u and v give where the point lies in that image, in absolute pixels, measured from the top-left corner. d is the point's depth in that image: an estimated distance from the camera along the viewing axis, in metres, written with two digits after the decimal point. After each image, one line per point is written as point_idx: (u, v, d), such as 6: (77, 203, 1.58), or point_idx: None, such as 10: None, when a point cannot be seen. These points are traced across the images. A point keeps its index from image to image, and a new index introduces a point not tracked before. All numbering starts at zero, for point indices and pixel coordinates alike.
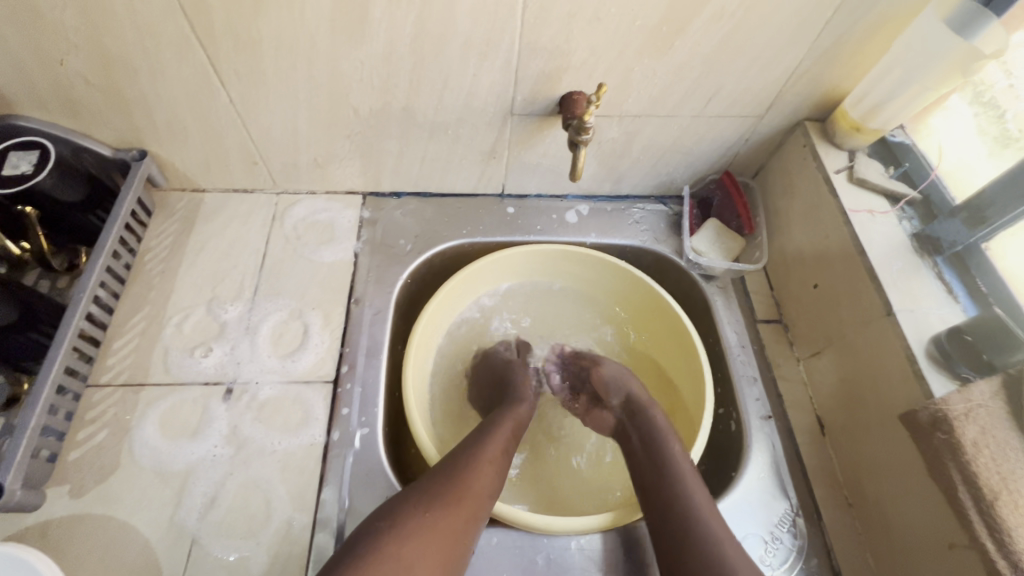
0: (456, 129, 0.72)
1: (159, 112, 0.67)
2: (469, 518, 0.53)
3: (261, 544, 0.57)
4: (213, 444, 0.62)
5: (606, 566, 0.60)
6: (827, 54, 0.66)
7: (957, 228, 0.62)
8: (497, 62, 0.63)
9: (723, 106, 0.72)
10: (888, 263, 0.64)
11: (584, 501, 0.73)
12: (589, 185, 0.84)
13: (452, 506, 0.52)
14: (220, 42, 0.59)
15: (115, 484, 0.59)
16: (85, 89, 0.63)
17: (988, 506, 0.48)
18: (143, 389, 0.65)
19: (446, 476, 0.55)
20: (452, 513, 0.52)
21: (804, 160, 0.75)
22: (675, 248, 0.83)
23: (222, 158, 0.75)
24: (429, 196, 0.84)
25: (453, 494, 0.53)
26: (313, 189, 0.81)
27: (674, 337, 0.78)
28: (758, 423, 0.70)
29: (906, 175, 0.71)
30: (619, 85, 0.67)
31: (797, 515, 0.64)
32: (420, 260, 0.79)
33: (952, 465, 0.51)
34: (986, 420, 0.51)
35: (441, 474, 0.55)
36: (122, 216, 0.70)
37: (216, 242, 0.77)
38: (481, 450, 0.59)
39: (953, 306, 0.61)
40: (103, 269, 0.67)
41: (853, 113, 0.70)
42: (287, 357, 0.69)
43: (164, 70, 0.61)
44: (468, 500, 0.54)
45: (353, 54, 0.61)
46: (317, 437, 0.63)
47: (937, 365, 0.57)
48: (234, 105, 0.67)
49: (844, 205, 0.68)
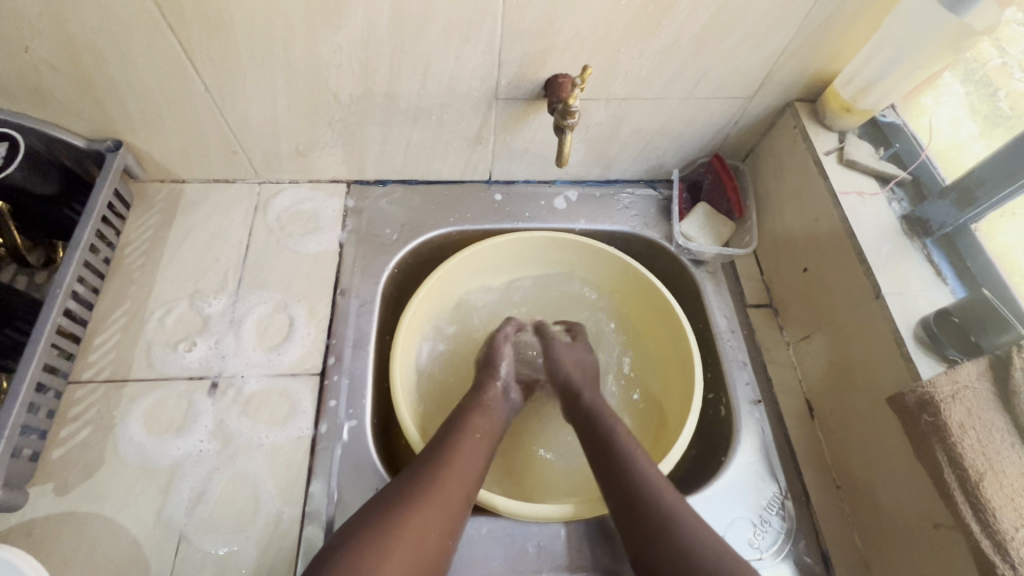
0: (440, 115, 0.70)
1: (132, 101, 0.65)
2: (443, 518, 0.50)
3: (250, 538, 0.57)
4: (199, 439, 0.61)
5: (590, 552, 0.60)
6: (817, 33, 0.64)
7: (946, 209, 0.62)
8: (478, 45, 0.61)
9: (712, 88, 0.70)
10: (877, 246, 0.63)
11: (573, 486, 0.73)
12: (578, 170, 0.83)
13: (421, 508, 0.50)
14: (191, 27, 0.57)
15: (99, 482, 0.59)
16: (54, 78, 0.61)
17: (972, 487, 0.48)
18: (127, 385, 0.64)
19: (421, 473, 0.53)
20: (427, 509, 0.50)
21: (794, 142, 0.74)
22: (664, 233, 0.82)
23: (200, 147, 0.73)
24: (416, 183, 0.82)
25: (429, 487, 0.52)
26: (295, 178, 0.80)
27: (663, 323, 0.78)
28: (747, 407, 0.70)
29: (896, 155, 0.71)
30: (606, 68, 0.65)
31: (786, 498, 0.64)
32: (408, 249, 0.78)
33: (938, 447, 0.51)
34: (971, 402, 0.51)
35: (412, 471, 0.54)
36: (99, 208, 0.68)
37: (197, 233, 0.75)
38: (455, 444, 0.57)
39: (941, 289, 0.61)
40: (81, 263, 0.65)
41: (843, 94, 0.69)
42: (273, 350, 0.68)
43: (135, 57, 0.59)
44: (446, 493, 0.52)
45: (330, 38, 0.59)
46: (304, 430, 0.63)
47: (925, 347, 0.57)
48: (210, 91, 0.65)
49: (834, 187, 0.68)
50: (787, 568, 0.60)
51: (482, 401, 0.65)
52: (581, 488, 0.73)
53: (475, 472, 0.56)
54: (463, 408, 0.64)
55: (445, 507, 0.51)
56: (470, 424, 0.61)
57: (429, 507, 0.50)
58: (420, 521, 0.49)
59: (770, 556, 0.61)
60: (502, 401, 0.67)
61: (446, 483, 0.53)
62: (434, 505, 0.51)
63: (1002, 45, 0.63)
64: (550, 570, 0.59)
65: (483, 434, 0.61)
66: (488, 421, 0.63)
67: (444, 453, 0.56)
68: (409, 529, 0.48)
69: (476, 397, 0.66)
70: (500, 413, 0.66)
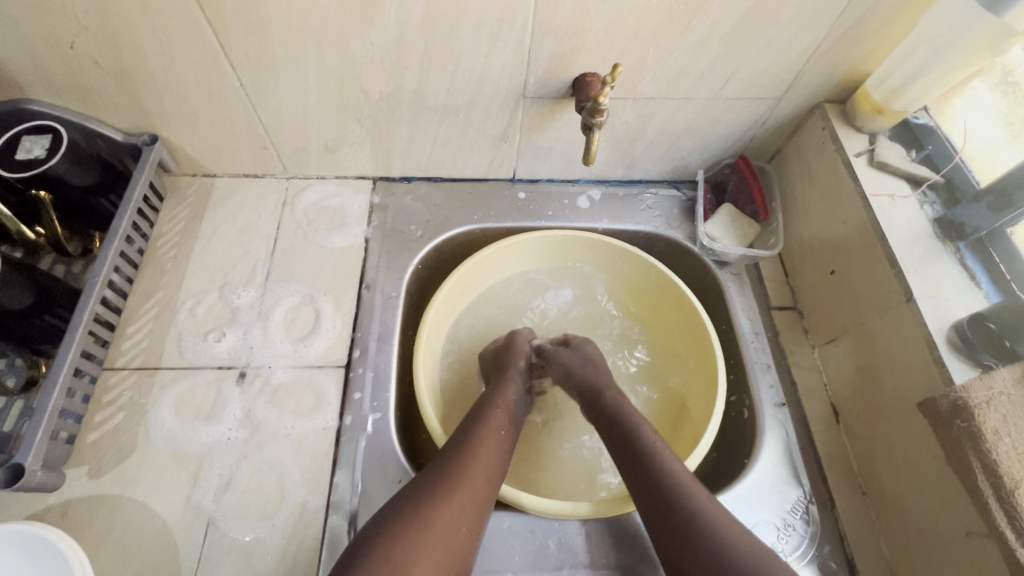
0: (468, 112, 0.71)
1: (169, 96, 0.66)
2: (467, 509, 0.51)
3: (276, 526, 0.58)
4: (228, 427, 0.63)
5: (615, 551, 0.60)
6: (849, 33, 0.64)
7: (980, 213, 0.61)
8: (509, 44, 0.62)
9: (741, 88, 0.70)
10: (908, 248, 0.62)
11: (580, 483, 0.73)
12: (602, 169, 0.83)
13: (445, 501, 0.50)
14: (230, 25, 0.58)
15: (131, 467, 0.60)
16: (96, 73, 0.63)
17: (1007, 495, 0.48)
18: (158, 372, 0.66)
19: (443, 471, 0.53)
20: (451, 505, 0.50)
21: (822, 143, 0.73)
22: (688, 234, 0.82)
23: (233, 142, 0.74)
24: (440, 180, 0.83)
25: (452, 484, 0.51)
26: (323, 174, 0.81)
27: (685, 324, 0.77)
28: (771, 410, 0.69)
29: (928, 159, 0.70)
30: (634, 67, 0.66)
31: (810, 502, 0.63)
32: (431, 245, 0.79)
33: (971, 452, 0.50)
34: (1007, 408, 0.50)
35: (437, 466, 0.54)
36: (135, 200, 0.70)
37: (227, 226, 0.77)
38: (477, 438, 0.57)
39: (975, 293, 0.60)
40: (117, 254, 0.67)
41: (874, 96, 0.68)
42: (299, 342, 0.69)
43: (175, 54, 0.61)
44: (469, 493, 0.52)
45: (363, 37, 0.60)
46: (329, 421, 0.64)
47: (958, 352, 0.56)
48: (244, 88, 0.66)
49: (864, 189, 0.67)
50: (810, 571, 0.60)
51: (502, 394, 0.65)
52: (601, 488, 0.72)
53: (497, 470, 0.56)
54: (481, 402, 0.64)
55: (471, 504, 0.51)
56: (490, 415, 0.61)
57: (456, 506, 0.50)
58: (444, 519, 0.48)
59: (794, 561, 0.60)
60: (519, 390, 0.67)
61: (471, 480, 0.53)
62: (458, 500, 0.50)
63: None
64: (571, 568, 0.59)
65: (505, 429, 0.60)
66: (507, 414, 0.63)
67: (461, 452, 0.55)
68: (434, 525, 0.48)
69: (496, 390, 0.65)
70: (516, 408, 0.65)
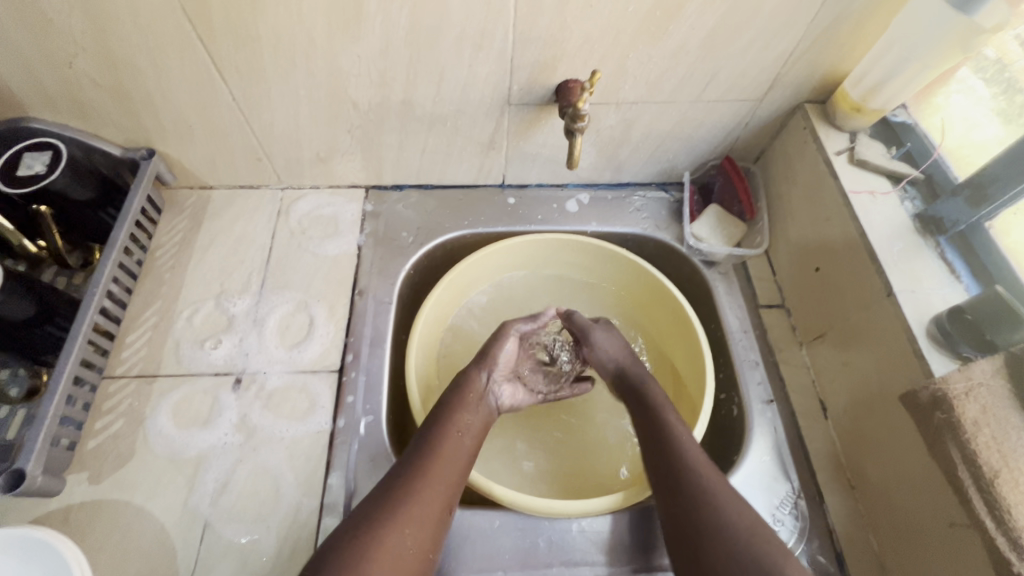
0: (455, 121, 0.73)
1: (165, 112, 0.69)
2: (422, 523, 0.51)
3: (271, 528, 0.59)
4: (224, 432, 0.64)
5: (605, 548, 0.61)
6: (824, 35, 0.65)
7: (959, 208, 0.62)
8: (491, 53, 0.64)
9: (722, 91, 0.71)
10: (888, 244, 0.63)
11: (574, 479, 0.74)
12: (589, 173, 0.84)
13: (402, 517, 0.50)
14: (221, 41, 0.60)
15: (130, 472, 0.61)
16: (94, 91, 0.65)
17: (987, 484, 0.48)
18: (157, 379, 0.67)
19: (401, 483, 0.52)
20: (408, 522, 0.50)
21: (804, 143, 0.74)
22: (676, 235, 0.83)
23: (228, 155, 0.77)
24: (431, 188, 0.85)
25: (408, 500, 0.51)
26: (317, 184, 0.83)
27: (674, 323, 0.78)
28: (759, 407, 0.70)
29: (908, 155, 0.71)
30: (615, 73, 0.67)
31: (799, 497, 0.64)
32: (423, 251, 0.80)
33: (951, 444, 0.51)
34: (986, 399, 0.51)
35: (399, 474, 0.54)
36: (133, 213, 0.72)
37: (224, 237, 0.79)
38: (438, 447, 0.57)
39: (955, 287, 0.60)
40: (116, 265, 0.69)
41: (853, 94, 0.70)
42: (294, 348, 0.70)
43: (169, 71, 0.63)
44: (423, 505, 0.51)
45: (350, 50, 0.62)
46: (323, 425, 0.65)
47: (938, 345, 0.56)
48: (236, 102, 0.68)
49: (845, 187, 0.68)
50: None
51: (465, 395, 0.64)
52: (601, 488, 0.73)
53: (456, 479, 0.55)
54: (448, 401, 0.63)
55: (425, 519, 0.51)
56: (453, 421, 0.60)
57: (411, 520, 0.50)
58: (398, 534, 0.48)
59: None
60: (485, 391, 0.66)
61: (423, 495, 0.52)
62: (413, 517, 0.50)
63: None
64: (561, 565, 0.60)
65: (463, 433, 0.60)
66: (472, 421, 0.62)
67: (422, 463, 0.55)
68: (388, 540, 0.48)
69: (455, 391, 0.65)
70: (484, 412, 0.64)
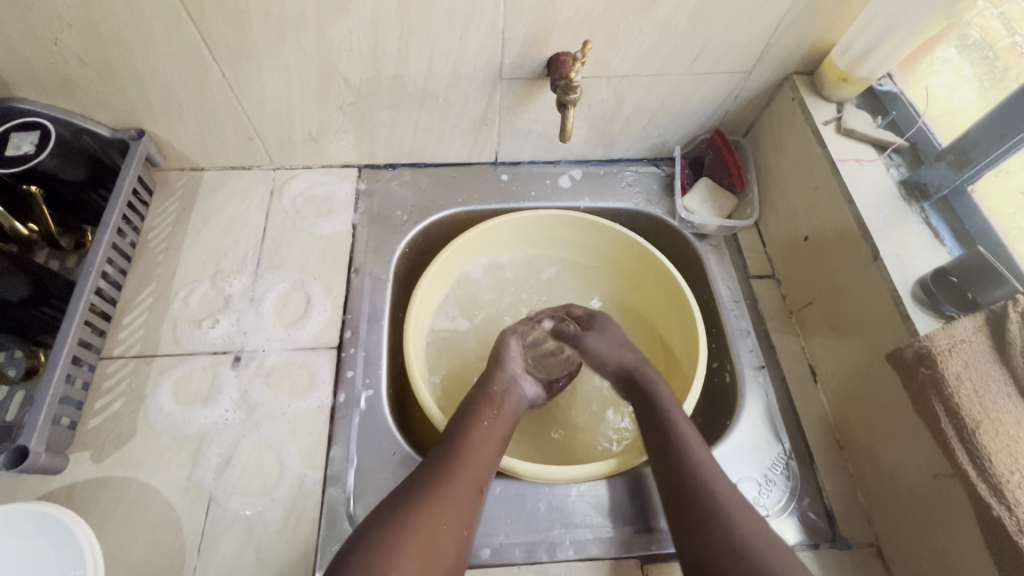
0: (447, 97, 0.73)
1: (154, 90, 0.68)
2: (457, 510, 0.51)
3: (276, 499, 0.60)
4: (225, 408, 0.64)
5: (606, 510, 0.62)
6: (812, 5, 0.66)
7: (942, 172, 0.63)
8: (482, 26, 0.64)
9: (711, 62, 0.72)
10: (875, 210, 0.65)
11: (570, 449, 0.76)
12: (582, 149, 0.85)
13: (435, 503, 0.51)
14: (210, 17, 0.60)
15: (132, 449, 0.62)
16: (81, 69, 0.64)
17: (968, 434, 0.50)
18: (155, 359, 0.67)
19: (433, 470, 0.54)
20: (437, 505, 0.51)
21: (793, 114, 0.75)
22: (668, 209, 0.84)
23: (219, 135, 0.76)
24: (424, 166, 0.85)
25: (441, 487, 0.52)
26: (309, 164, 0.83)
27: (669, 298, 0.80)
28: (751, 373, 0.72)
29: (893, 124, 0.72)
30: (605, 44, 0.67)
31: (790, 458, 0.66)
32: (418, 229, 0.81)
33: (936, 399, 0.52)
34: (969, 354, 0.52)
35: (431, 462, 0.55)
36: (124, 193, 0.71)
37: (216, 218, 0.78)
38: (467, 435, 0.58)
39: (939, 251, 0.62)
40: (109, 246, 0.69)
41: (840, 64, 0.70)
42: (292, 325, 0.71)
43: (157, 48, 0.63)
44: (461, 487, 0.53)
45: (340, 22, 0.62)
46: (324, 400, 0.66)
47: (922, 305, 0.58)
48: (227, 79, 0.68)
49: (832, 155, 0.69)
50: (792, 523, 0.62)
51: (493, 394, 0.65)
52: (575, 456, 0.76)
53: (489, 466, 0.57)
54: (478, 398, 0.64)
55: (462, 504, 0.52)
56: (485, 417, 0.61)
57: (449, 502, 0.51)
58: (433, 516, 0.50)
59: (776, 513, 0.63)
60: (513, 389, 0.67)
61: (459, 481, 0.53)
62: (447, 501, 0.51)
63: (1011, 25, 0.64)
64: (561, 527, 0.61)
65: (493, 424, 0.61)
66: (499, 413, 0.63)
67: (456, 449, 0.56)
68: (427, 522, 0.49)
69: (486, 388, 0.66)
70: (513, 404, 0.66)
